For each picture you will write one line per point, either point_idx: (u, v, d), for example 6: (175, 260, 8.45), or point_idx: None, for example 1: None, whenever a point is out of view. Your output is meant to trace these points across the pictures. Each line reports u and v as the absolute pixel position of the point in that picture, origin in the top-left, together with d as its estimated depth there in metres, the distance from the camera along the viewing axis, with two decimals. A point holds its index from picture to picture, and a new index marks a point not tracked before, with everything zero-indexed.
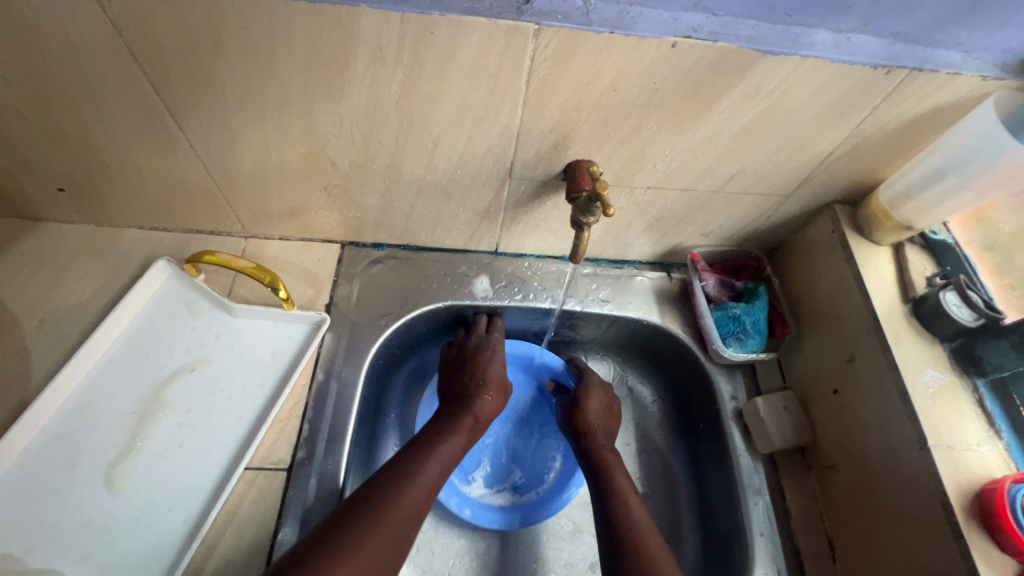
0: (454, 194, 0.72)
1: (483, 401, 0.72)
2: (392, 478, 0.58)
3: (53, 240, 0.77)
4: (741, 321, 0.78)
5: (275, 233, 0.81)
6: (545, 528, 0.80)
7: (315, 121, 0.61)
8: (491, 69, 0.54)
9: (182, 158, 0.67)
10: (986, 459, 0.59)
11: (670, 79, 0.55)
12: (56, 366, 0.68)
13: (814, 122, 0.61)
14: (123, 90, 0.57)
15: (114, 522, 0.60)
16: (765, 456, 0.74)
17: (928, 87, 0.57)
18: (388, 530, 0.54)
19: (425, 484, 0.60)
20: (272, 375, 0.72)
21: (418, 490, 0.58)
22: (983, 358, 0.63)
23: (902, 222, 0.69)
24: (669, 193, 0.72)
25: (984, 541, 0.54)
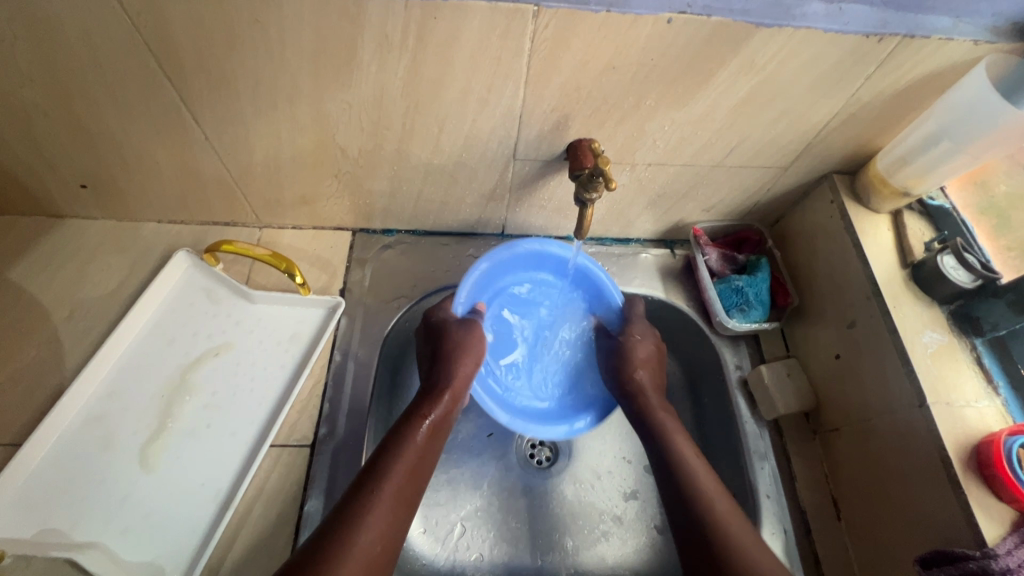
0: (460, 177, 0.75)
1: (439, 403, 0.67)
2: (385, 453, 0.61)
3: (76, 236, 0.80)
4: (744, 293, 0.80)
5: (288, 222, 0.84)
6: (559, 498, 0.82)
7: (325, 109, 0.63)
8: (493, 52, 0.56)
9: (198, 151, 0.69)
10: (983, 414, 0.61)
11: (667, 56, 0.57)
12: (87, 354, 0.72)
13: (810, 93, 0.62)
14: (141, 86, 0.60)
15: (149, 498, 0.64)
16: (770, 422, 0.76)
17: (922, 54, 0.58)
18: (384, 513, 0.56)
19: (408, 468, 0.61)
20: (291, 357, 0.75)
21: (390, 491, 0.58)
22: (980, 318, 0.65)
23: (899, 188, 0.70)
24: (670, 168, 0.74)
25: (982, 492, 0.56)
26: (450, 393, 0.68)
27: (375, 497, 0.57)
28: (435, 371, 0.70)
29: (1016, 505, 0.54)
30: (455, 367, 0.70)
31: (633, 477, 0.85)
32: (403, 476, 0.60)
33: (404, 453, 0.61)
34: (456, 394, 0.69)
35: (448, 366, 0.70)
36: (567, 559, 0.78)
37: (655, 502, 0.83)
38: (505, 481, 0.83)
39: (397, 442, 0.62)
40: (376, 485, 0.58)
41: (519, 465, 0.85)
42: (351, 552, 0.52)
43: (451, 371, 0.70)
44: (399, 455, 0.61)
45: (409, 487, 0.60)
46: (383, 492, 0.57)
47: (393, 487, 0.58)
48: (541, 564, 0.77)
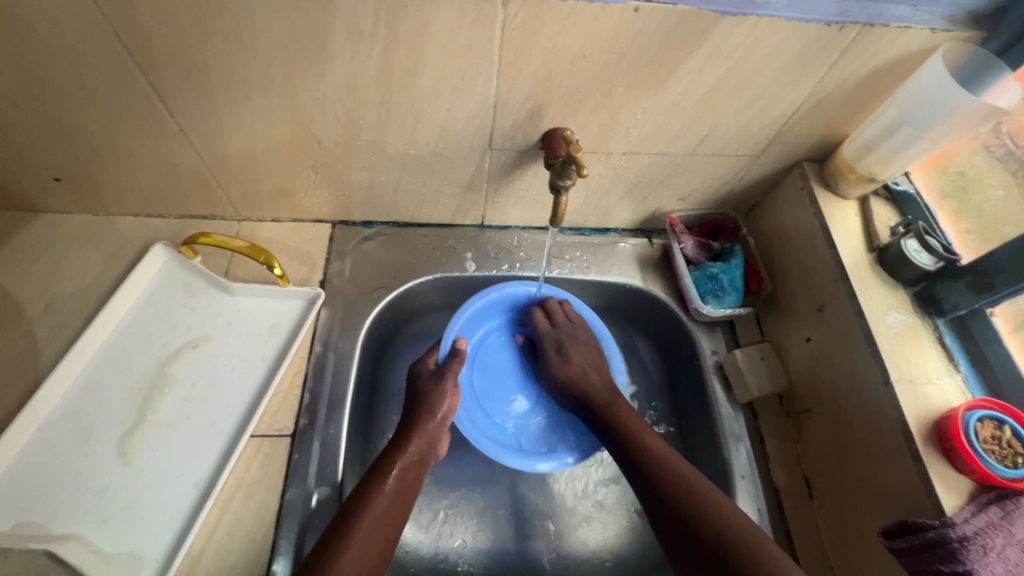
0: (437, 167, 0.75)
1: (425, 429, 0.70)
2: (367, 483, 0.63)
3: (51, 230, 0.80)
4: (719, 279, 0.81)
5: (266, 214, 0.84)
6: (540, 487, 0.83)
7: (299, 99, 0.63)
8: (464, 41, 0.57)
9: (173, 143, 0.69)
10: (945, 391, 0.63)
11: (636, 44, 0.58)
12: (63, 347, 0.72)
13: (776, 81, 0.64)
14: (112, 76, 0.60)
15: (128, 489, 0.64)
16: (744, 405, 0.78)
17: (882, 42, 0.59)
18: (365, 539, 0.58)
19: (391, 496, 0.62)
20: (271, 348, 0.76)
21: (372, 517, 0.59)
22: (942, 299, 0.67)
23: (865, 174, 0.72)
24: (644, 157, 0.75)
25: (942, 465, 0.58)
26: (416, 446, 0.68)
27: (343, 551, 0.56)
28: (403, 425, 0.71)
29: (973, 476, 0.56)
30: (422, 419, 0.70)
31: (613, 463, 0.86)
32: (371, 530, 0.59)
33: (377, 499, 0.61)
34: (422, 447, 0.69)
35: (414, 420, 0.70)
36: (547, 543, 0.79)
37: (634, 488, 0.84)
38: (486, 469, 0.84)
39: (364, 493, 0.62)
40: (340, 544, 0.56)
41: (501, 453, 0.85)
42: None
43: (419, 425, 0.70)
44: (371, 501, 0.61)
45: (380, 536, 0.59)
46: (353, 544, 0.56)
47: (363, 539, 0.57)
48: (522, 550, 0.78)
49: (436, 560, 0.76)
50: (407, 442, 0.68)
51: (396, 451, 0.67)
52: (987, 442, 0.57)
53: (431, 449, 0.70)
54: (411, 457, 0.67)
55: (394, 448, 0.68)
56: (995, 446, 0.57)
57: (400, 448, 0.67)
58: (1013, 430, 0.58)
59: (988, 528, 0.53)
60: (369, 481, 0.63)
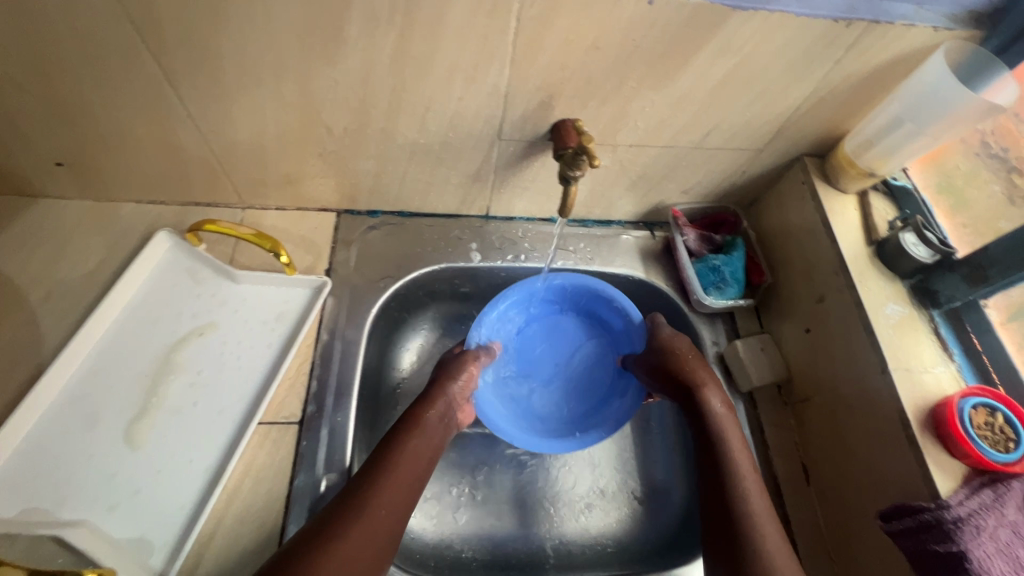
0: (446, 156, 0.75)
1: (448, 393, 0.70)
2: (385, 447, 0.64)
3: (52, 216, 0.79)
4: (720, 271, 0.83)
5: (271, 202, 0.84)
6: (545, 475, 0.84)
7: (311, 86, 0.63)
8: (479, 30, 0.57)
9: (180, 128, 0.68)
10: (940, 379, 0.65)
11: (648, 36, 0.59)
12: (66, 334, 0.71)
13: (783, 76, 0.65)
14: (122, 59, 0.59)
15: (136, 476, 0.64)
16: (745, 394, 0.80)
17: (887, 39, 0.61)
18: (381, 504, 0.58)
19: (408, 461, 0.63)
20: (278, 336, 0.76)
21: (389, 482, 0.60)
22: (939, 291, 0.69)
23: (865, 168, 0.74)
24: (650, 149, 0.76)
25: (938, 451, 0.60)
26: (436, 409, 0.69)
27: (364, 509, 0.57)
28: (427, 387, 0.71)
29: (967, 460, 0.59)
30: (443, 382, 0.71)
31: (617, 453, 0.87)
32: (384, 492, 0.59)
33: (393, 465, 0.62)
34: (442, 410, 0.69)
35: (434, 385, 0.71)
36: (551, 531, 0.80)
37: (637, 478, 0.85)
38: (491, 457, 0.85)
39: (387, 454, 0.63)
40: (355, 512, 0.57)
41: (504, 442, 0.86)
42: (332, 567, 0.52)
43: (438, 389, 0.70)
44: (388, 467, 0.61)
45: (396, 502, 0.60)
46: (375, 503, 0.58)
47: (385, 500, 0.59)
48: (527, 535, 0.79)
49: (443, 545, 0.77)
50: (427, 404, 0.69)
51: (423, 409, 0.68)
52: (980, 428, 0.60)
53: (451, 415, 0.71)
54: (435, 417, 0.68)
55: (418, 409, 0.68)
56: (988, 431, 0.60)
57: (424, 408, 0.68)
58: (1006, 416, 0.61)
59: (980, 510, 0.55)
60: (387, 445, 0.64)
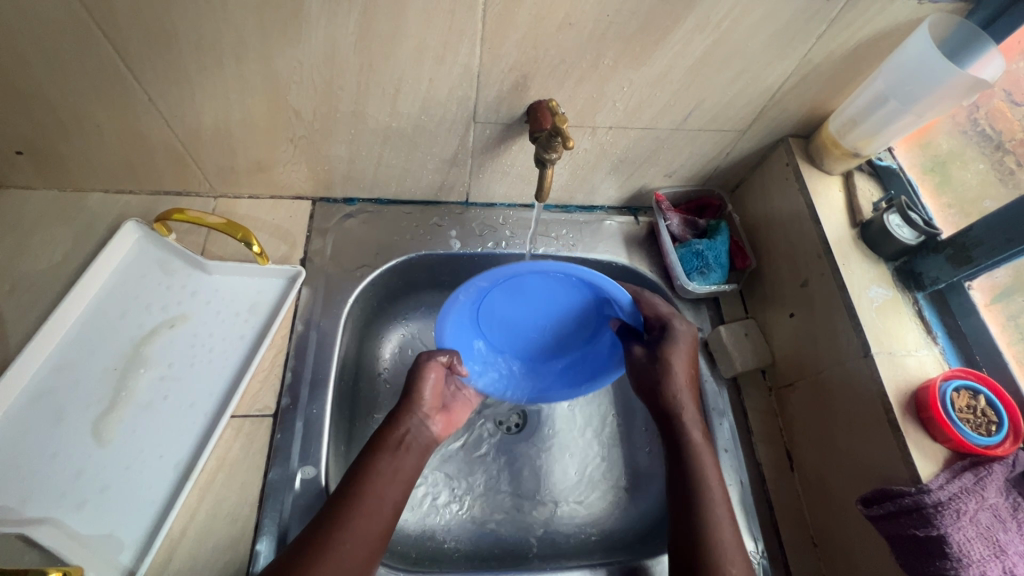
0: (420, 140, 0.73)
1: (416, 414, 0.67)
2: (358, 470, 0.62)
3: (16, 207, 0.76)
4: (704, 256, 0.82)
5: (244, 191, 0.82)
6: (527, 462, 0.84)
7: (274, 68, 0.61)
8: (446, 6, 0.55)
9: (142, 114, 0.66)
10: (923, 362, 0.64)
11: (622, 12, 0.57)
12: (32, 327, 0.69)
13: (763, 53, 0.63)
14: (74, 41, 0.56)
15: (105, 471, 0.62)
16: (728, 380, 0.79)
17: (870, 13, 0.59)
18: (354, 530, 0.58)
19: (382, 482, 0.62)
20: (251, 327, 0.74)
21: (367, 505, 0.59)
22: (922, 273, 0.68)
23: (849, 148, 0.72)
24: (630, 132, 0.74)
25: (920, 434, 0.59)
26: (406, 427, 0.66)
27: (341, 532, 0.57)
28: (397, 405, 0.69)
29: (949, 444, 0.58)
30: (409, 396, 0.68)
31: (599, 440, 0.86)
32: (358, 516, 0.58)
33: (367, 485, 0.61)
34: (412, 426, 0.67)
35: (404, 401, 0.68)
36: (535, 519, 0.80)
37: (621, 463, 0.84)
38: (473, 447, 0.84)
39: (363, 470, 0.62)
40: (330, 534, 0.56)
41: (485, 430, 0.85)
42: None
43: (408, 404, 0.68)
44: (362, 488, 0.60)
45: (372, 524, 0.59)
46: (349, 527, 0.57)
47: (365, 514, 0.59)
48: (509, 525, 0.79)
49: (424, 535, 0.76)
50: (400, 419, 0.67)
51: (398, 425, 0.66)
52: (962, 411, 0.59)
53: (424, 430, 0.68)
54: (411, 432, 0.66)
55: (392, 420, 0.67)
56: (970, 415, 0.59)
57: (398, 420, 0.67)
58: (988, 399, 0.60)
59: (962, 494, 0.55)
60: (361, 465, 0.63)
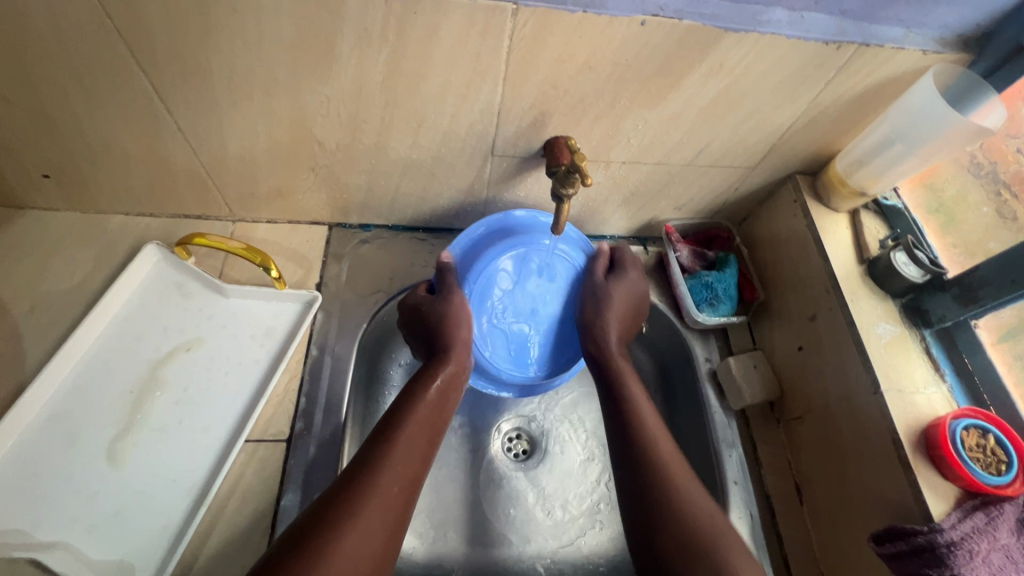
0: (438, 171, 0.75)
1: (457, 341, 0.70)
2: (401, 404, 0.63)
3: (37, 228, 0.78)
4: (713, 288, 0.83)
5: (262, 215, 0.83)
6: (535, 491, 0.83)
7: (302, 102, 0.63)
8: (472, 48, 0.57)
9: (170, 142, 0.68)
10: (932, 400, 0.65)
11: (640, 57, 0.59)
12: (50, 349, 0.69)
13: (774, 97, 0.65)
14: (110, 73, 0.58)
15: (118, 496, 0.62)
16: (737, 411, 0.80)
17: (877, 61, 0.61)
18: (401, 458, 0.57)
19: (425, 417, 0.62)
20: (266, 351, 0.75)
21: (411, 430, 0.60)
22: (929, 310, 0.70)
23: (856, 188, 0.75)
24: (643, 166, 0.76)
25: (930, 471, 0.60)
26: (455, 361, 0.69)
27: (385, 460, 0.56)
28: (440, 343, 0.70)
29: (959, 482, 0.59)
30: (451, 335, 0.70)
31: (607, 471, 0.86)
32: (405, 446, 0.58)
33: (413, 417, 0.61)
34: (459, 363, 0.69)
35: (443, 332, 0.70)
36: (543, 547, 0.80)
37: None
38: (481, 475, 0.83)
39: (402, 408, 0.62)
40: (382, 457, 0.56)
41: (495, 455, 0.85)
42: (360, 515, 0.51)
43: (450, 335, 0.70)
44: (408, 418, 0.61)
45: (418, 454, 0.59)
46: (394, 455, 0.57)
47: (389, 475, 0.55)
48: (516, 555, 0.78)
49: (431, 565, 0.75)
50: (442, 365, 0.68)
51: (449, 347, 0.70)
52: (972, 450, 0.60)
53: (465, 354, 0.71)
54: (443, 381, 0.66)
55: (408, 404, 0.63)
56: (980, 454, 0.60)
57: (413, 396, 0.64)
58: (997, 438, 0.61)
59: (974, 534, 0.55)
60: (412, 390, 0.65)
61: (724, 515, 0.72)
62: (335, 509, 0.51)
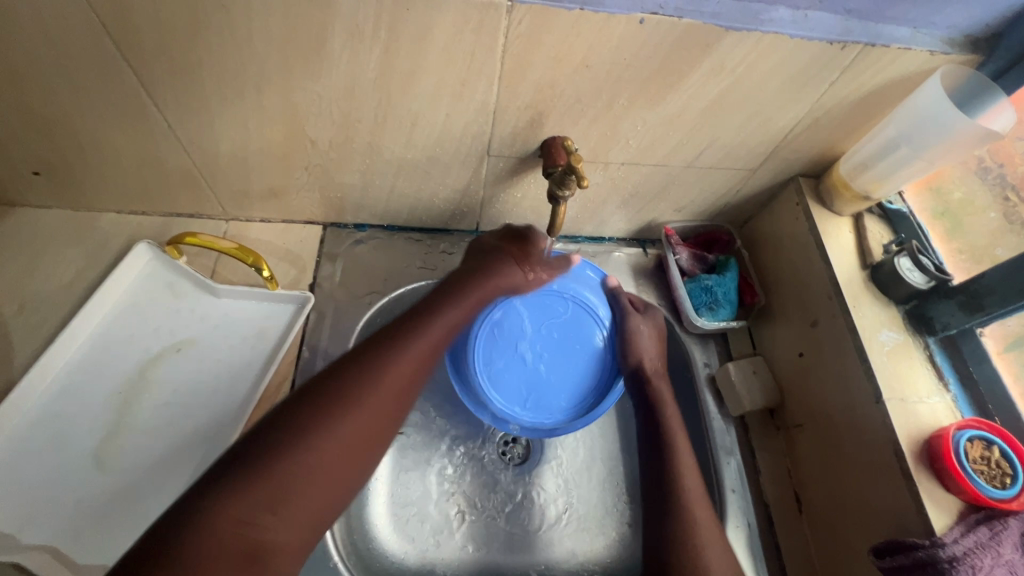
0: (434, 171, 0.74)
1: (509, 275, 0.67)
2: (413, 322, 0.59)
3: (27, 226, 0.77)
4: (713, 292, 0.82)
5: (256, 215, 0.82)
6: (529, 497, 0.82)
7: (294, 100, 0.62)
8: (467, 46, 0.56)
9: (161, 140, 0.67)
10: (935, 410, 0.64)
11: (639, 55, 0.57)
12: (38, 349, 0.69)
13: (776, 98, 0.64)
14: (98, 69, 0.57)
15: (105, 499, 0.62)
16: (736, 418, 0.78)
17: (882, 62, 0.60)
18: (397, 381, 0.55)
19: (424, 352, 0.58)
20: (259, 353, 0.74)
21: (415, 357, 0.57)
22: (934, 318, 0.68)
23: (860, 192, 0.73)
24: (642, 168, 0.75)
25: (933, 483, 0.59)
26: (482, 291, 0.65)
27: (378, 377, 0.54)
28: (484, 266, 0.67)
29: (963, 496, 0.57)
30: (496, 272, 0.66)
31: (603, 477, 0.85)
32: (403, 370, 0.56)
33: (411, 352, 0.57)
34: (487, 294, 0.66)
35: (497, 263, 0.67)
36: (537, 554, 0.78)
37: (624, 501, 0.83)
38: (474, 481, 0.82)
39: (403, 335, 0.58)
40: (379, 369, 0.54)
41: (489, 459, 0.84)
42: (330, 431, 0.50)
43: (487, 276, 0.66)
44: (407, 348, 0.57)
45: (406, 383, 0.56)
46: (389, 375, 0.54)
47: (368, 403, 0.53)
48: (510, 562, 0.77)
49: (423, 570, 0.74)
50: (452, 299, 0.63)
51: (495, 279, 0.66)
52: (976, 462, 0.58)
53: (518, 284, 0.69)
54: (469, 304, 0.63)
55: (413, 330, 0.58)
56: (984, 466, 0.59)
57: (427, 323, 0.59)
58: (1002, 450, 0.60)
59: (977, 549, 0.54)
60: (425, 316, 0.60)
61: (721, 524, 0.71)
62: (305, 420, 0.50)
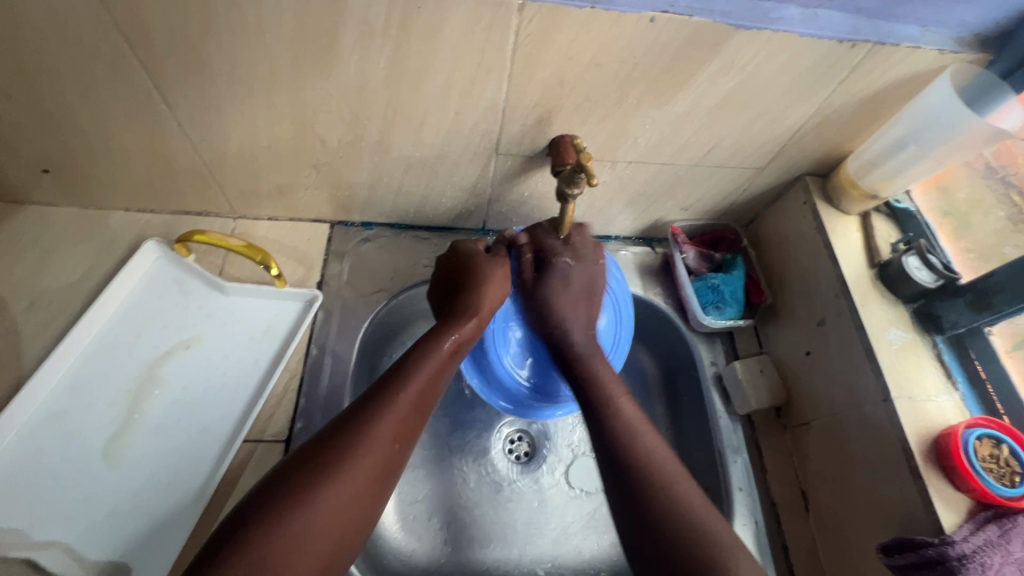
0: (441, 169, 0.74)
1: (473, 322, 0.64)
2: (390, 380, 0.56)
3: (37, 223, 0.77)
4: (719, 290, 0.82)
5: (263, 213, 0.82)
6: (535, 495, 0.82)
7: (303, 97, 0.62)
8: (477, 44, 0.56)
9: (170, 138, 0.67)
10: (943, 408, 0.64)
11: (649, 54, 0.57)
12: (48, 346, 0.69)
13: (784, 97, 0.64)
14: (108, 67, 0.57)
15: (115, 496, 0.62)
16: (743, 416, 0.78)
17: (891, 61, 0.60)
18: (376, 448, 0.51)
19: (406, 411, 0.55)
20: (267, 350, 0.74)
21: (390, 422, 0.53)
22: (942, 317, 0.68)
23: (867, 190, 0.73)
24: (649, 166, 0.75)
25: (941, 481, 0.59)
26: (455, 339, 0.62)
27: (357, 445, 0.50)
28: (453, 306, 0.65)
29: (972, 494, 0.57)
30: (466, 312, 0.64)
31: None
32: (383, 436, 0.52)
33: (390, 413, 0.53)
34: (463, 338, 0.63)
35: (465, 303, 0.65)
36: (543, 552, 0.79)
37: None
38: (481, 479, 0.82)
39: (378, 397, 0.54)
40: (353, 440, 0.51)
41: (495, 458, 0.84)
42: (306, 510, 0.46)
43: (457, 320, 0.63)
44: (386, 411, 0.53)
45: (391, 446, 0.52)
46: (368, 441, 0.51)
47: (349, 473, 0.49)
48: (516, 560, 0.77)
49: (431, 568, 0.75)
50: (445, 334, 0.62)
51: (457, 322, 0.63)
52: (984, 461, 0.59)
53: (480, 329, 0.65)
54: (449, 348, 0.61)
55: (408, 368, 0.58)
56: (993, 464, 0.59)
57: (404, 382, 0.56)
58: (1011, 448, 0.60)
59: (986, 547, 0.54)
60: (398, 376, 0.57)
61: (728, 522, 0.71)
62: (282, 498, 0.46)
